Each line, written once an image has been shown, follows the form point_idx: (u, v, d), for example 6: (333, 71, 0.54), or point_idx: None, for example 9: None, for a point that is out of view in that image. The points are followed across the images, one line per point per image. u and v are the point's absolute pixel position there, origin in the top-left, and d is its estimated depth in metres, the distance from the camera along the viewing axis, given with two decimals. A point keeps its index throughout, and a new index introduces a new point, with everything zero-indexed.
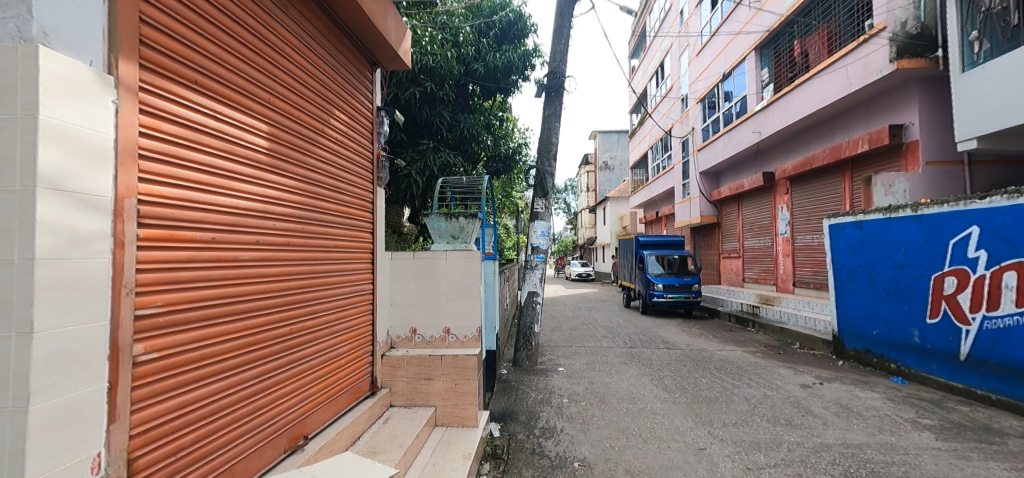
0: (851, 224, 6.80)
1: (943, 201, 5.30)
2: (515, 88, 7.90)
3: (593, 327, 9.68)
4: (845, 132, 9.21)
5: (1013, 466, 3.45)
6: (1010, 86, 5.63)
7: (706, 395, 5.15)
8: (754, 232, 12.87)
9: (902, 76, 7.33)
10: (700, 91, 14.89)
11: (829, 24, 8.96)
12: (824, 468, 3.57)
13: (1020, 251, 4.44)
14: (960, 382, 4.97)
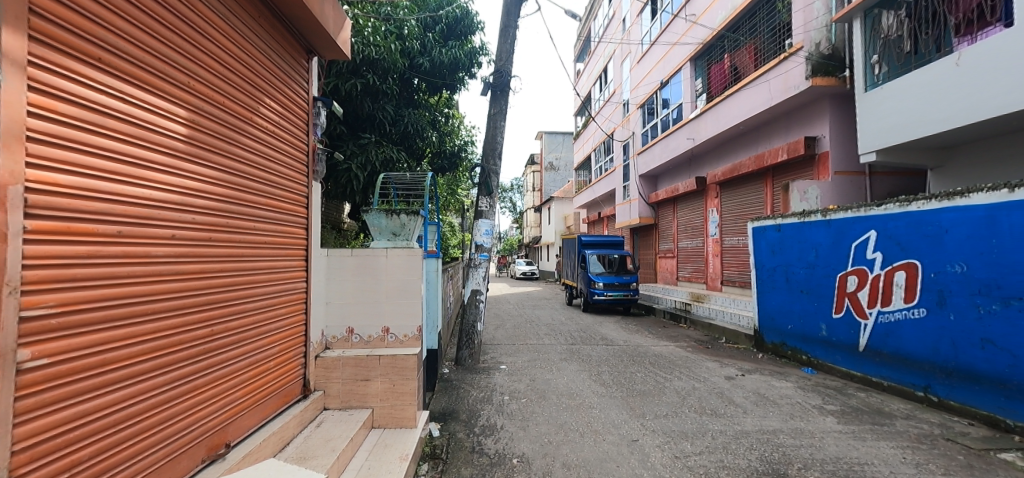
0: (770, 227, 7.35)
1: (847, 207, 5.86)
2: (462, 85, 7.82)
3: (536, 325, 9.80)
4: (768, 141, 9.94)
5: (899, 445, 3.87)
6: (903, 107, 6.32)
7: (640, 389, 5.37)
8: (687, 233, 13.61)
9: (816, 92, 8.02)
10: (640, 97, 15.54)
11: (756, 41, 9.64)
12: (742, 453, 3.85)
13: (908, 253, 4.99)
14: (859, 370, 5.52)
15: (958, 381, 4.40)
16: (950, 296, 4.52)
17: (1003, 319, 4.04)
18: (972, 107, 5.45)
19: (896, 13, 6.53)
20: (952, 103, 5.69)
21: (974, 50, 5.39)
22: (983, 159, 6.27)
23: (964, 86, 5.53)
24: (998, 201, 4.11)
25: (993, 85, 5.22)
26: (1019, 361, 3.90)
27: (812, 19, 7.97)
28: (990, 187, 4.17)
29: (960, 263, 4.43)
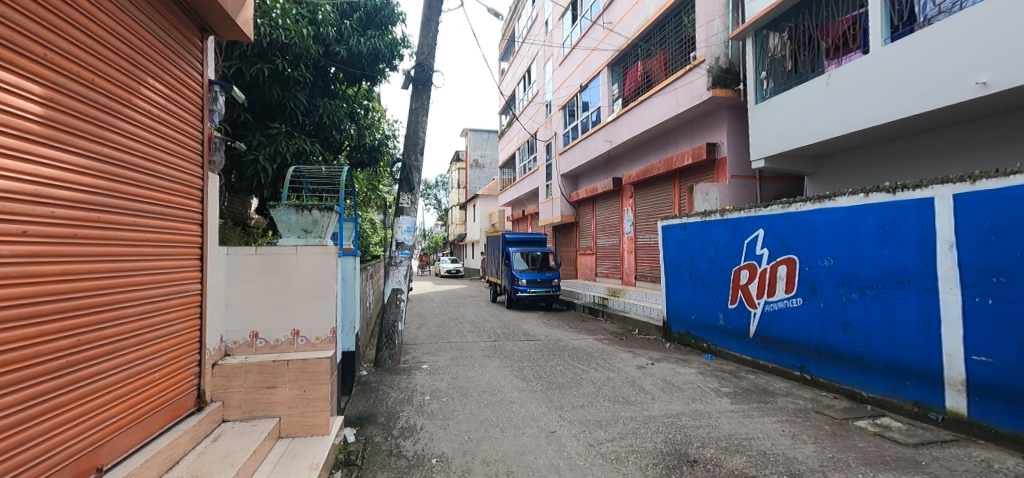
0: (677, 226, 7.94)
1: (741, 208, 6.48)
2: (383, 77, 7.57)
3: (460, 323, 9.75)
4: (675, 145, 10.72)
5: (780, 419, 4.36)
6: (785, 120, 7.14)
7: (560, 382, 5.55)
8: (605, 230, 14.32)
9: (716, 102, 8.78)
10: (561, 99, 16.11)
11: (664, 52, 10.38)
12: (649, 436, 4.13)
13: (788, 249, 5.63)
14: (750, 355, 6.16)
15: (827, 361, 5.08)
16: (821, 287, 5.18)
17: (860, 305, 4.73)
18: (839, 122, 6.28)
19: (780, 35, 7.34)
20: (823, 117, 6.50)
21: (840, 72, 6.22)
22: (848, 168, 7.24)
23: (834, 102, 6.34)
24: (857, 203, 4.80)
25: (854, 103, 6.05)
26: (873, 342, 4.60)
27: (713, 35, 8.64)
28: (851, 191, 4.85)
29: (829, 258, 5.09)
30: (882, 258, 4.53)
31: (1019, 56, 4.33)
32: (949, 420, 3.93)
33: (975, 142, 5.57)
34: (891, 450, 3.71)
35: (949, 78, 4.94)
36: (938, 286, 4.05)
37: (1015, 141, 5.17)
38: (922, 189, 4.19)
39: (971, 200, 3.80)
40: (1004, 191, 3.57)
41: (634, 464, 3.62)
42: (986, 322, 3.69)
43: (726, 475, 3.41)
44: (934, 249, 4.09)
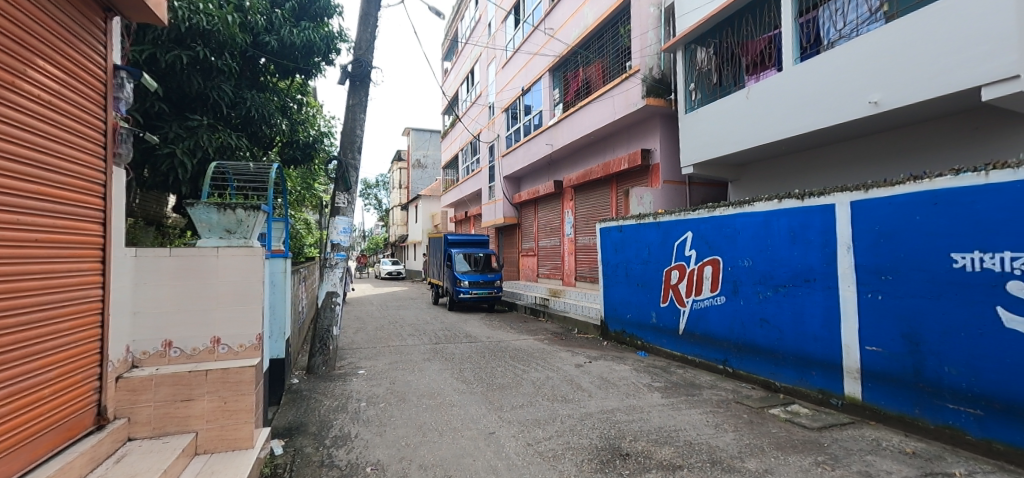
0: (614, 228, 8.23)
1: (672, 211, 6.83)
2: (318, 71, 7.31)
3: (399, 326, 9.56)
4: (612, 151, 11.15)
5: (705, 410, 4.64)
6: (710, 130, 7.64)
7: (500, 382, 5.58)
8: (547, 232, 14.62)
9: (649, 110, 9.22)
10: (504, 101, 16.31)
11: (603, 60, 10.78)
12: (585, 432, 4.25)
13: (713, 251, 6.01)
14: (679, 351, 6.51)
15: (746, 354, 5.47)
16: (741, 285, 5.58)
17: (774, 302, 5.14)
18: (757, 132, 6.79)
19: (707, 50, 7.79)
20: (744, 128, 7.00)
21: (758, 87, 6.74)
22: (765, 176, 7.85)
23: (753, 114, 6.85)
24: (772, 208, 5.21)
25: (770, 116, 6.57)
26: (784, 335, 5.02)
27: (646, 46, 9.05)
28: (766, 197, 5.27)
29: (748, 259, 5.49)
30: (792, 259, 4.96)
31: (902, 80, 4.93)
32: (847, 404, 4.38)
33: (870, 155, 6.24)
34: (798, 434, 4.07)
35: (846, 97, 5.52)
36: (839, 284, 4.49)
37: (896, 159, 5.93)
38: (825, 196, 4.64)
39: (865, 207, 4.26)
40: (892, 199, 4.04)
41: (569, 461, 3.70)
42: (878, 315, 4.15)
43: (655, 466, 3.59)
44: (835, 251, 4.53)
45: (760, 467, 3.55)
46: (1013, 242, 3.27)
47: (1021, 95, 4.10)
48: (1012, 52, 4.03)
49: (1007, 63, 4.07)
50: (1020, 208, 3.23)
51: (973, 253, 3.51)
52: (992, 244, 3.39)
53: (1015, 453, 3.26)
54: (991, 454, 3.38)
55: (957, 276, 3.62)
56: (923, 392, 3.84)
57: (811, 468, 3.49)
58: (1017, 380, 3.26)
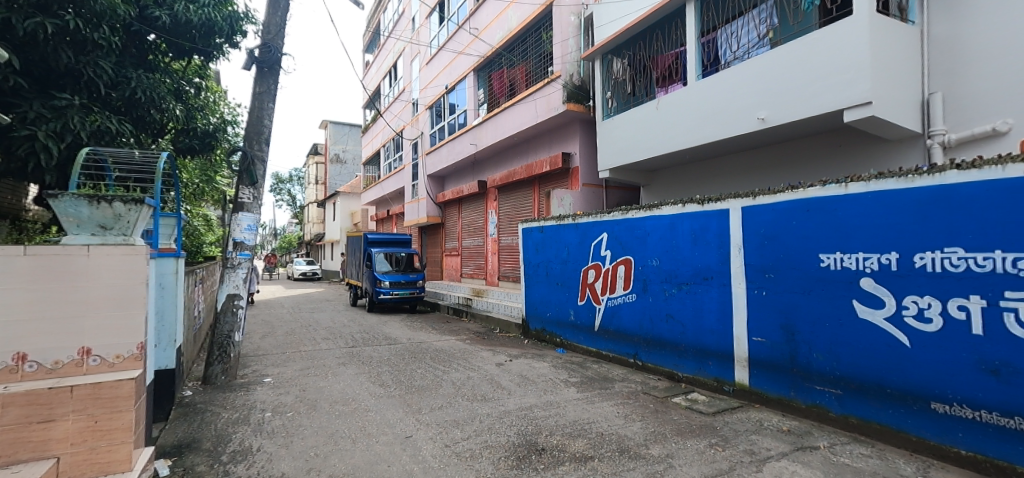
0: (536, 229, 8.39)
1: (590, 213, 7.09)
2: (218, 54, 6.82)
3: (313, 330, 9.07)
4: (535, 153, 11.42)
5: (617, 402, 4.89)
6: (624, 137, 8.08)
7: (419, 385, 5.48)
8: (470, 232, 14.69)
9: (569, 115, 9.55)
10: (429, 98, 16.18)
11: (526, 64, 11.05)
12: (503, 431, 4.30)
13: (626, 251, 6.36)
14: (595, 346, 6.84)
15: (653, 348, 5.87)
16: (650, 283, 5.96)
17: (678, 299, 5.56)
18: (665, 140, 7.25)
19: (622, 62, 8.25)
20: (653, 136, 7.47)
21: (666, 98, 7.19)
22: (671, 183, 8.46)
23: (661, 123, 7.31)
24: (677, 212, 5.61)
25: (676, 126, 7.03)
26: (686, 330, 5.44)
27: (567, 53, 9.40)
28: (672, 202, 5.65)
29: (656, 259, 5.88)
30: (693, 258, 5.38)
31: (783, 99, 5.56)
32: (737, 390, 4.87)
33: (759, 167, 6.99)
34: (696, 419, 4.43)
35: (738, 112, 6.10)
36: (731, 281, 4.96)
37: (778, 170, 6.73)
38: (720, 201, 5.09)
39: (753, 212, 4.74)
40: (774, 206, 4.55)
41: (487, 459, 3.72)
42: (763, 310, 4.65)
43: (568, 458, 3.72)
44: (728, 251, 5.00)
45: (663, 452, 3.81)
46: (867, 245, 3.85)
47: (872, 120, 4.79)
48: (867, 82, 4.71)
49: (862, 90, 4.74)
50: (872, 216, 3.83)
51: (836, 253, 4.07)
52: (850, 246, 3.96)
53: (866, 424, 3.88)
54: (849, 426, 3.97)
55: (824, 273, 4.17)
56: (797, 376, 4.37)
57: (706, 450, 3.82)
58: (869, 362, 3.86)
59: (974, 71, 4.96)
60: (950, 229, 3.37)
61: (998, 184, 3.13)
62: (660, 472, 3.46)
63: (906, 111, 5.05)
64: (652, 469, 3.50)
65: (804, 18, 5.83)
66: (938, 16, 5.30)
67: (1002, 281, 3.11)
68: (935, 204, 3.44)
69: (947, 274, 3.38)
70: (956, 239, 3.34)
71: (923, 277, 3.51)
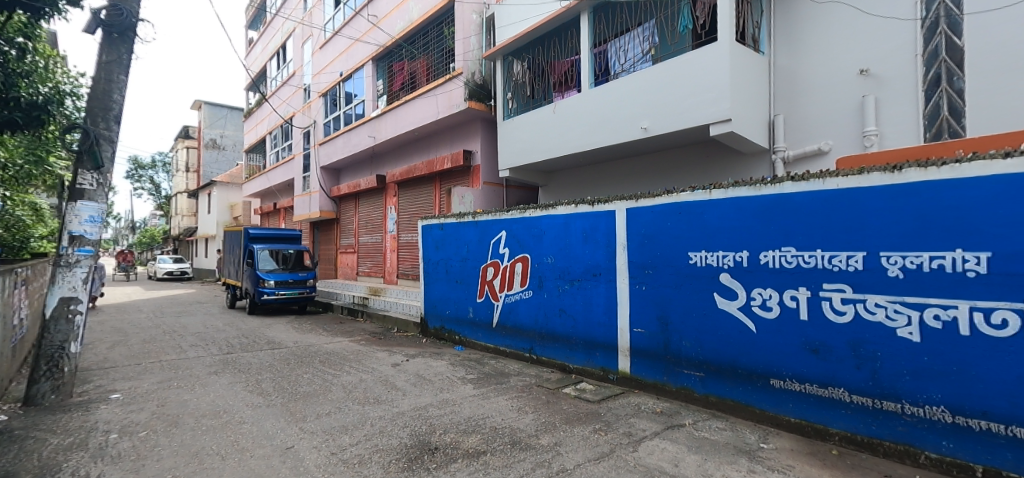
0: (435, 226, 8.24)
1: (489, 211, 7.14)
2: (52, 12, 5.84)
3: (177, 336, 8.03)
4: (435, 150, 11.33)
5: (512, 396, 5.03)
6: (523, 138, 8.33)
7: (305, 391, 5.13)
8: (368, 228, 14.18)
9: (470, 113, 9.62)
10: (322, 85, 15.36)
11: (427, 58, 10.95)
12: (396, 433, 4.16)
13: (523, 249, 6.53)
14: (493, 343, 6.99)
15: (548, 342, 6.15)
16: (545, 280, 6.21)
17: (570, 294, 5.86)
18: (560, 143, 7.59)
19: (522, 64, 8.58)
20: (549, 138, 7.79)
21: (563, 103, 7.53)
22: (565, 185, 8.91)
23: (558, 126, 7.63)
24: (570, 212, 5.88)
25: (571, 130, 7.39)
26: (577, 323, 5.76)
27: (469, 51, 9.52)
28: (566, 202, 5.90)
29: (551, 256, 6.12)
30: (585, 256, 5.70)
31: (660, 111, 6.14)
32: (619, 378, 5.28)
33: (641, 172, 7.62)
34: (583, 407, 4.71)
35: (624, 121, 6.59)
36: (616, 277, 5.35)
37: (654, 175, 7.43)
38: (609, 203, 5.45)
39: (636, 213, 5.15)
40: (653, 208, 4.98)
41: (376, 464, 3.55)
42: (643, 303, 5.07)
43: (460, 455, 3.71)
44: (614, 250, 5.38)
45: (551, 441, 3.98)
46: (725, 244, 4.39)
47: (732, 134, 5.53)
48: (727, 102, 5.42)
49: (723, 108, 5.44)
50: (729, 219, 4.36)
51: (702, 251, 4.57)
52: (713, 246, 4.47)
53: (722, 401, 4.43)
54: (709, 404, 4.51)
55: (692, 269, 4.66)
56: (670, 362, 4.85)
57: (590, 436, 4.06)
58: (726, 348, 4.40)
59: (806, 100, 6.01)
60: (786, 232, 3.99)
61: (821, 195, 3.77)
62: (548, 460, 3.60)
63: (758, 129, 5.92)
64: (541, 458, 3.63)
65: (679, 40, 6.40)
66: (781, 50, 6.31)
67: (823, 275, 3.77)
68: (777, 210, 4.04)
69: (784, 270, 3.99)
70: (790, 240, 3.95)
71: (766, 272, 4.10)
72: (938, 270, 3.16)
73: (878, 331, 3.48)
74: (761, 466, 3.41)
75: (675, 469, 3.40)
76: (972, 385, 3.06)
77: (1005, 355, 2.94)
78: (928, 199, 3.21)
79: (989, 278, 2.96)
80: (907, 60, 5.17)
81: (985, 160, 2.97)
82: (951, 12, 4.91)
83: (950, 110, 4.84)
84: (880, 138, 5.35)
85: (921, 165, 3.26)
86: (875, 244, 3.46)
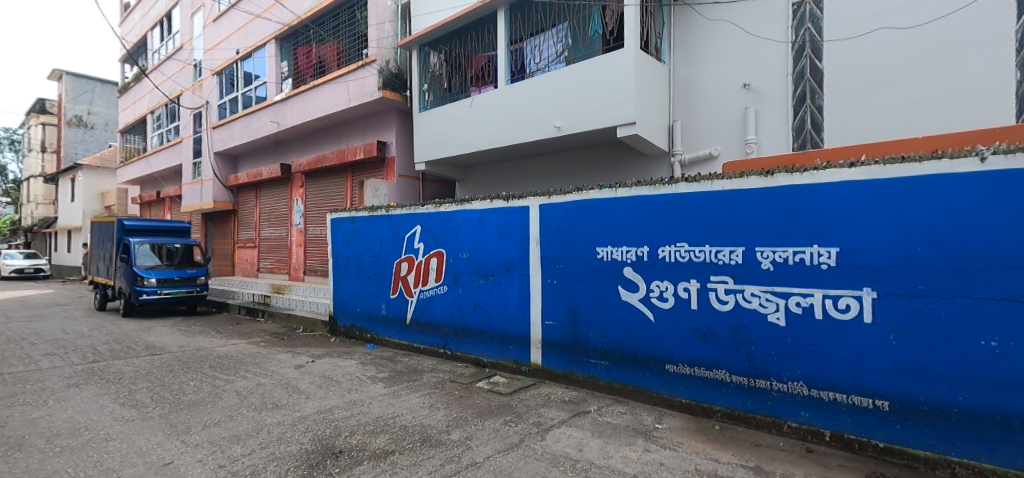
0: (346, 220, 7.85)
1: (403, 205, 6.95)
2: None
3: (26, 345, 6.86)
4: (346, 140, 10.87)
5: (424, 393, 4.96)
6: (440, 131, 8.22)
7: (190, 399, 4.65)
8: (271, 222, 13.24)
9: (385, 103, 9.33)
10: (217, 63, 14.00)
11: (338, 42, 10.44)
12: (296, 439, 3.89)
13: (438, 244, 6.44)
14: (407, 340, 6.86)
15: (462, 337, 6.16)
16: (461, 275, 6.19)
17: (485, 289, 5.90)
18: (476, 138, 7.61)
19: (438, 56, 8.51)
20: (466, 133, 7.76)
21: (480, 98, 7.53)
22: (481, 181, 8.95)
23: (474, 121, 7.63)
24: (486, 207, 5.89)
25: (488, 125, 7.42)
26: (492, 317, 5.83)
27: (383, 37, 9.23)
28: (482, 197, 5.91)
29: (466, 252, 6.10)
30: (499, 251, 5.76)
31: (572, 111, 6.37)
32: (531, 370, 5.43)
33: (553, 170, 7.88)
34: (495, 400, 4.76)
35: (537, 119, 6.76)
36: (530, 271, 5.48)
37: (565, 173, 7.74)
38: (522, 199, 5.54)
39: (548, 209, 5.29)
40: (564, 204, 5.15)
41: (271, 474, 3.29)
42: (554, 297, 5.25)
43: (366, 457, 3.57)
44: (528, 245, 5.49)
45: (462, 436, 3.97)
46: (628, 239, 4.66)
47: (636, 137, 5.94)
48: (632, 106, 5.81)
49: (628, 112, 5.81)
50: (632, 216, 4.64)
51: (608, 247, 4.81)
52: (618, 241, 4.73)
53: (624, 387, 4.72)
54: (613, 391, 4.79)
55: (599, 264, 4.90)
56: (578, 352, 5.07)
57: (501, 428, 4.12)
58: (628, 337, 4.68)
59: (699, 108, 6.60)
60: (680, 229, 4.31)
61: (709, 195, 4.13)
62: (457, 455, 3.58)
63: (659, 133, 6.37)
64: (451, 454, 3.61)
65: (590, 43, 6.66)
66: (679, 61, 6.83)
67: (710, 268, 4.13)
68: (673, 208, 4.35)
69: (678, 263, 4.32)
70: (683, 236, 4.28)
71: (664, 266, 4.41)
72: (800, 263, 3.62)
73: (753, 318, 3.90)
74: (655, 445, 3.68)
75: (579, 454, 3.55)
76: (823, 362, 3.57)
77: (848, 335, 3.45)
78: (793, 201, 3.66)
79: (837, 270, 3.46)
80: (781, 77, 5.88)
81: (836, 168, 3.46)
82: (814, 39, 5.68)
83: (812, 124, 5.67)
84: (759, 146, 6.03)
85: (788, 170, 3.70)
86: (752, 240, 3.87)
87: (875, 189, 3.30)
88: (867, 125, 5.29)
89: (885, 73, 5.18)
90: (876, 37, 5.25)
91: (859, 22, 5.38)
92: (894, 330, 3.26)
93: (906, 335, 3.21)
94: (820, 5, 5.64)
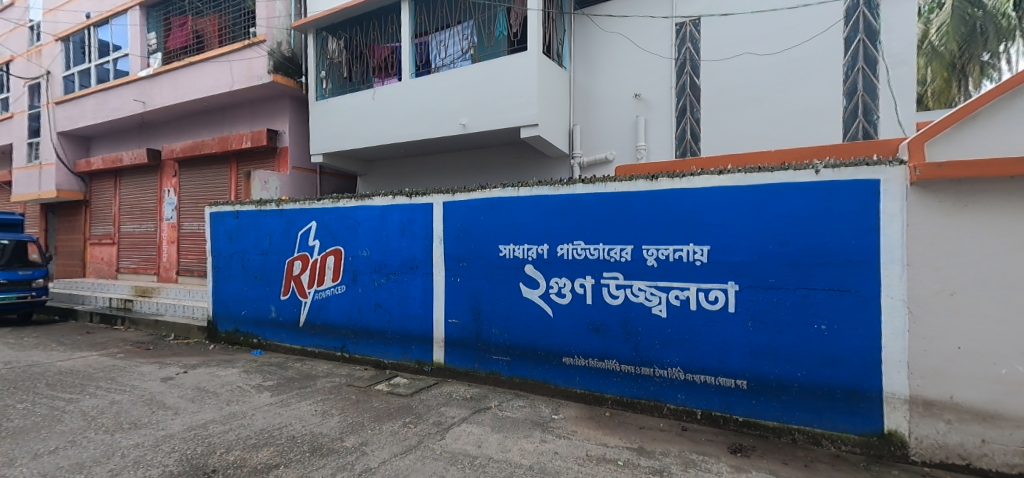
0: (229, 214, 7.14)
1: (297, 199, 6.49)
2: None
3: None
4: (230, 126, 9.88)
5: (316, 400, 4.67)
6: (340, 122, 7.80)
7: (15, 426, 3.91)
8: (136, 215, 11.64)
9: (276, 88, 8.65)
10: (64, 28, 11.94)
11: (221, 16, 9.48)
12: (156, 462, 3.42)
13: (335, 241, 6.11)
14: (301, 343, 6.44)
15: (361, 339, 5.93)
16: (360, 274, 5.93)
17: (387, 288, 5.72)
18: (376, 132, 7.35)
19: (337, 42, 8.12)
20: (368, 126, 7.46)
21: (381, 90, 7.29)
22: (384, 177, 8.67)
23: (376, 114, 7.36)
24: (387, 203, 5.70)
25: (389, 119, 7.21)
26: (393, 317, 5.68)
27: (274, 17, 8.61)
28: (383, 193, 5.71)
29: (366, 249, 5.86)
30: (402, 249, 5.61)
31: (476, 110, 6.42)
32: (434, 369, 5.38)
33: (457, 168, 7.91)
34: (394, 402, 4.64)
35: (441, 116, 6.71)
36: (432, 270, 5.41)
37: (467, 172, 7.79)
38: (425, 196, 5.45)
39: (452, 207, 5.26)
40: (468, 202, 5.16)
41: None
42: (457, 294, 5.24)
43: (245, 473, 3.26)
44: (431, 243, 5.41)
45: (357, 441, 3.81)
46: (529, 237, 4.79)
47: (538, 138, 6.19)
48: (535, 109, 6.02)
49: (531, 114, 6.02)
50: (532, 215, 4.78)
51: (511, 245, 4.91)
52: (520, 239, 4.85)
53: (525, 381, 4.86)
54: (514, 385, 4.91)
55: (502, 261, 4.98)
56: (481, 349, 5.12)
57: (399, 430, 4.02)
58: (529, 332, 4.82)
59: (597, 114, 6.99)
60: (576, 228, 4.53)
61: (603, 196, 4.38)
62: (350, 462, 3.43)
63: (560, 136, 6.66)
64: (343, 462, 3.44)
65: (494, 44, 6.82)
66: (580, 68, 7.16)
67: (603, 265, 4.39)
68: (570, 208, 4.55)
69: (575, 261, 4.53)
70: (580, 234, 4.50)
71: (562, 263, 4.60)
72: (678, 260, 3.99)
73: (640, 311, 4.22)
74: (551, 436, 3.82)
75: (477, 450, 3.58)
76: (696, 349, 3.96)
77: (715, 324, 3.87)
78: (673, 203, 4.01)
79: (708, 265, 3.86)
80: (667, 89, 6.42)
81: (708, 174, 3.84)
82: (693, 57, 6.28)
83: (692, 135, 6.29)
84: (648, 152, 6.57)
85: (670, 175, 4.03)
86: (639, 239, 4.17)
87: (738, 194, 3.73)
88: (736, 138, 6.00)
89: (750, 93, 5.92)
90: (741, 60, 5.99)
91: (730, 46, 6.07)
92: (751, 318, 3.72)
93: (761, 322, 3.68)
94: (699, 27, 6.27)
